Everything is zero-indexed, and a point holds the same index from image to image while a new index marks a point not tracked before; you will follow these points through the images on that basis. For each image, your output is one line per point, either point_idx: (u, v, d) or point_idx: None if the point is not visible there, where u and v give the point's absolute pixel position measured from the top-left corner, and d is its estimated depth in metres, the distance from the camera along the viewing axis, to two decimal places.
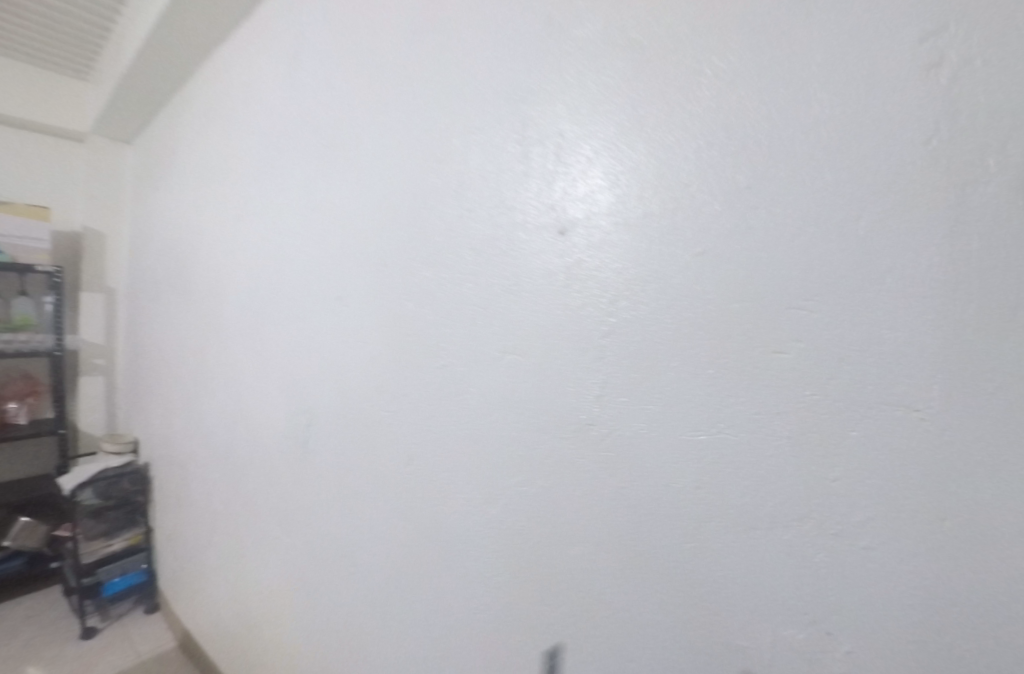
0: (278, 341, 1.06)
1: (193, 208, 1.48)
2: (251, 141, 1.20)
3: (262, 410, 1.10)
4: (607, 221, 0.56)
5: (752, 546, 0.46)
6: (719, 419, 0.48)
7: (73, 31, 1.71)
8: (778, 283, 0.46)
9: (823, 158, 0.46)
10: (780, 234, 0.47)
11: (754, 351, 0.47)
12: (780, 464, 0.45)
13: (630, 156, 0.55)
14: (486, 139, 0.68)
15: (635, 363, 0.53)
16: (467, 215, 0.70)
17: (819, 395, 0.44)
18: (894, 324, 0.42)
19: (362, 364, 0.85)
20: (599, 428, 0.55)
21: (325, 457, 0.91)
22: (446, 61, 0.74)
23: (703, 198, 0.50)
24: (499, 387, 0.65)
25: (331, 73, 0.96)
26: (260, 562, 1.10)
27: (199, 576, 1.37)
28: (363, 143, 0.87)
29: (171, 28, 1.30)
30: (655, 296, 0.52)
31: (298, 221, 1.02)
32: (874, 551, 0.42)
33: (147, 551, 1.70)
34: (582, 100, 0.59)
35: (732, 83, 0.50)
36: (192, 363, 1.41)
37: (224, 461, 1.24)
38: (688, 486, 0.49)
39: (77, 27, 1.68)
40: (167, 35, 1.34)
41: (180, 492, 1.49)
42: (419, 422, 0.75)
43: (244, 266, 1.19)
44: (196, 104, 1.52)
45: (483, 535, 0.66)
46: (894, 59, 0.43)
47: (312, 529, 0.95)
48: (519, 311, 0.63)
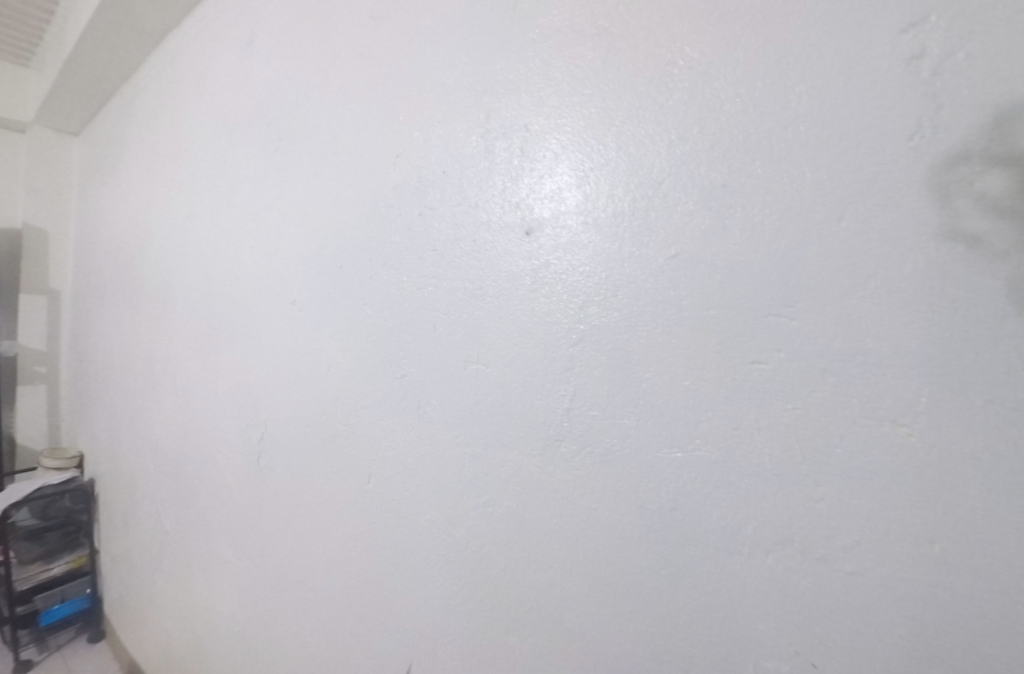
0: (229, 349, 0.98)
1: (140, 205, 1.38)
2: (202, 134, 1.12)
3: (213, 423, 1.03)
4: (575, 221, 0.52)
5: (732, 571, 0.43)
6: (698, 435, 0.45)
7: (11, 13, 1.59)
8: (756, 289, 0.43)
9: (800, 154, 0.42)
10: (758, 236, 0.43)
11: (733, 362, 0.44)
12: (761, 484, 0.42)
13: (599, 152, 0.51)
14: (448, 133, 0.64)
15: (606, 374, 0.49)
16: (428, 214, 0.65)
17: (802, 409, 0.41)
18: (878, 333, 0.39)
19: (318, 374, 0.79)
20: (569, 444, 0.51)
21: (280, 474, 0.85)
22: (406, 48, 0.70)
23: (675, 197, 0.47)
24: (462, 399, 0.60)
25: (285, 61, 0.89)
26: (211, 586, 1.03)
27: (147, 600, 1.27)
28: (319, 136, 0.81)
29: (115, 11, 1.21)
30: (626, 301, 0.48)
31: (250, 220, 0.95)
32: (860, 577, 0.39)
33: (91, 576, 1.60)
34: (550, 92, 0.55)
35: (705, 74, 0.47)
36: (139, 372, 1.32)
37: (173, 477, 1.15)
38: (664, 507, 0.46)
39: (16, 9, 1.57)
40: (109, 19, 1.24)
41: (126, 510, 1.39)
42: (378, 437, 0.69)
43: (193, 267, 1.11)
44: (144, 95, 1.42)
45: (446, 559, 0.61)
46: (876, 48, 0.40)
47: (266, 552, 0.88)
48: (484, 317, 0.59)
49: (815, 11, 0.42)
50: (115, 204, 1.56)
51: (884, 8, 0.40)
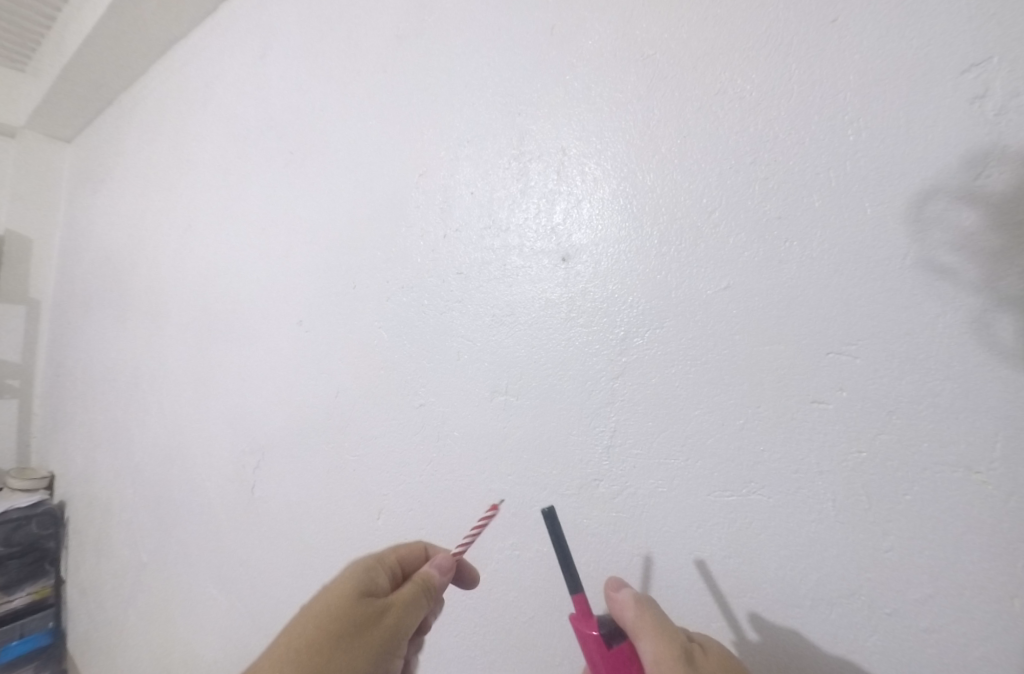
0: (226, 368, 0.94)
1: (136, 216, 1.34)
2: (207, 146, 1.10)
3: (204, 446, 0.97)
4: (616, 248, 0.50)
5: (792, 625, 0.41)
6: (752, 479, 0.43)
7: (10, 17, 1.56)
8: (815, 326, 0.41)
9: (859, 190, 0.40)
10: (816, 271, 0.42)
11: (789, 402, 0.42)
12: (823, 532, 0.40)
13: (642, 180, 0.50)
14: (477, 153, 0.62)
15: (652, 411, 0.48)
16: (452, 235, 0.63)
17: (867, 454, 0.39)
18: (949, 375, 0.37)
19: (325, 398, 0.75)
20: (609, 486, 0.49)
21: (277, 504, 0.80)
22: (433, 68, 0.68)
23: (726, 229, 0.45)
24: (490, 431, 0.58)
25: (301, 76, 0.88)
26: (191, 623, 0.95)
27: (118, 637, 1.18)
28: (335, 153, 0.79)
29: (125, 19, 1.20)
30: (673, 336, 0.47)
31: (256, 236, 0.92)
32: (935, 635, 0.36)
33: (57, 607, 1.50)
34: (588, 115, 0.54)
35: (757, 105, 0.45)
36: (124, 389, 1.25)
37: (157, 503, 1.08)
38: (715, 555, 0.44)
39: (20, 13, 1.54)
40: (116, 26, 1.22)
41: (100, 537, 1.30)
42: (392, 467, 0.66)
43: (191, 282, 1.07)
44: (146, 103, 1.39)
45: (470, 600, 0.58)
46: (938, 77, 0.38)
47: (256, 589, 0.82)
48: (515, 344, 0.57)
49: (872, 43, 0.41)
50: (108, 214, 1.52)
51: (946, 35, 0.38)
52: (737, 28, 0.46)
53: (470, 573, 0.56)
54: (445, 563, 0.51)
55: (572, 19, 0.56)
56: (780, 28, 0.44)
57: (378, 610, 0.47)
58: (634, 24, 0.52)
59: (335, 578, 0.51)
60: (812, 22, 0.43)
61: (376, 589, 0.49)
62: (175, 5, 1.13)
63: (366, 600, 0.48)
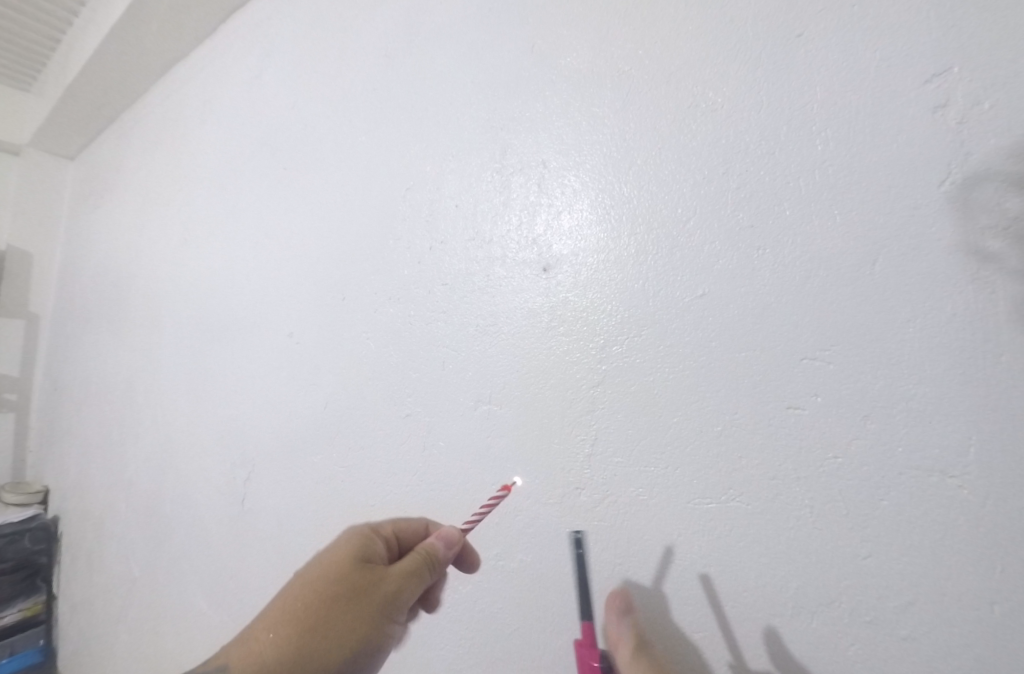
0: (217, 380, 0.94)
1: (134, 230, 1.36)
2: (204, 162, 1.12)
3: (194, 459, 0.97)
4: (595, 258, 0.51)
5: (774, 634, 0.41)
6: (730, 485, 0.43)
7: (14, 38, 1.60)
8: (790, 331, 0.42)
9: (830, 198, 0.41)
10: (789, 278, 0.42)
11: (766, 407, 0.42)
12: (802, 538, 0.40)
13: (619, 191, 0.51)
14: (461, 166, 0.63)
15: (631, 417, 0.48)
16: (438, 247, 0.64)
17: (843, 458, 0.39)
18: (921, 378, 0.37)
19: (314, 410, 0.75)
20: (590, 493, 0.49)
21: (266, 517, 0.80)
22: (419, 86, 0.70)
23: (702, 238, 0.46)
24: (475, 440, 0.58)
25: (294, 94, 0.90)
26: (181, 639, 0.95)
27: (108, 656, 1.17)
28: (327, 166, 0.80)
29: (126, 41, 1.23)
30: (652, 343, 0.47)
31: (249, 249, 0.93)
32: (916, 642, 0.36)
33: (48, 625, 1.48)
34: (568, 130, 0.55)
35: (729, 118, 0.46)
36: (118, 403, 1.25)
37: (148, 516, 1.08)
38: (696, 563, 0.44)
39: (28, 36, 1.58)
40: (116, 47, 1.25)
41: (92, 553, 1.29)
42: (378, 479, 0.66)
43: (185, 294, 1.08)
44: (146, 122, 1.41)
45: (455, 613, 0.58)
46: (900, 93, 0.39)
47: (246, 602, 0.82)
48: (497, 353, 0.57)
49: (838, 59, 0.42)
50: (107, 230, 1.54)
51: (906, 52, 0.39)
52: (709, 46, 0.48)
53: (472, 554, 0.54)
54: (451, 537, 0.49)
55: (552, 37, 0.58)
56: (749, 46, 0.46)
57: (381, 585, 0.46)
58: (611, 43, 0.53)
59: (331, 548, 0.50)
60: (779, 40, 0.44)
61: (375, 557, 0.48)
62: (177, 28, 1.16)
63: (365, 571, 0.47)
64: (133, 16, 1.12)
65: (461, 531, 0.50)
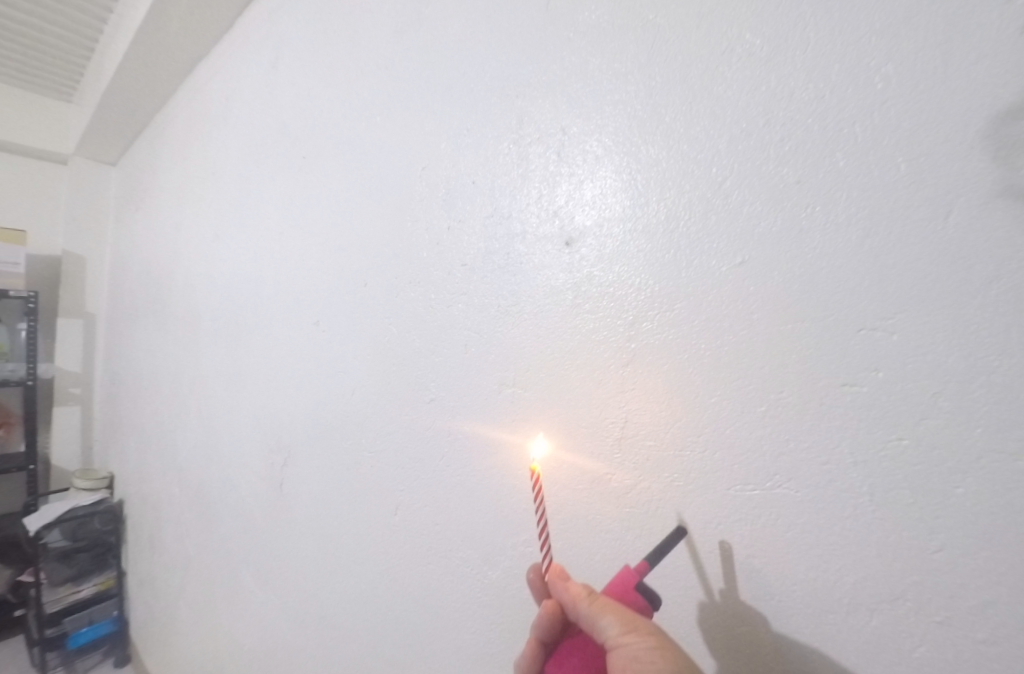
0: (252, 371, 0.96)
1: (171, 229, 1.40)
2: (229, 157, 1.13)
3: (235, 447, 1.00)
4: (620, 228, 0.47)
5: (826, 632, 0.37)
6: (776, 471, 0.39)
7: (52, 50, 1.65)
8: (845, 299, 0.37)
9: (892, 144, 0.36)
10: (842, 238, 0.37)
11: (818, 385, 0.38)
12: (860, 529, 0.36)
13: (646, 153, 0.46)
14: (477, 140, 0.60)
15: (665, 399, 0.44)
16: (456, 227, 0.61)
17: (909, 441, 0.35)
18: (1006, 347, 0.32)
19: (341, 399, 0.75)
20: (621, 480, 0.47)
21: (303, 501, 0.82)
22: (431, 62, 0.66)
23: (740, 198, 0.41)
24: (500, 425, 0.56)
25: (309, 81, 0.88)
26: (232, 615, 1.00)
27: (171, 629, 1.25)
28: (343, 154, 0.79)
29: (150, 43, 1.24)
30: (687, 318, 0.44)
31: (274, 241, 0.93)
32: (998, 648, 0.32)
33: (119, 598, 1.61)
34: (588, 91, 0.51)
35: (769, 62, 0.41)
36: (166, 394, 1.31)
37: (197, 500, 1.13)
38: (738, 554, 0.41)
39: (64, 49, 1.63)
40: (139, 51, 1.27)
41: (153, 534, 1.37)
42: (406, 465, 0.65)
43: (219, 288, 1.11)
44: (176, 122, 1.44)
45: (485, 598, 0.57)
46: (978, 11, 0.33)
47: (289, 582, 0.84)
48: (521, 335, 0.54)
49: None
50: (147, 229, 1.60)
51: None
52: None
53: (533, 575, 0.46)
54: None
55: None
56: None
57: None
58: None
59: None
60: None
61: None
62: (196, 26, 1.16)
63: None
64: (154, 17, 1.13)
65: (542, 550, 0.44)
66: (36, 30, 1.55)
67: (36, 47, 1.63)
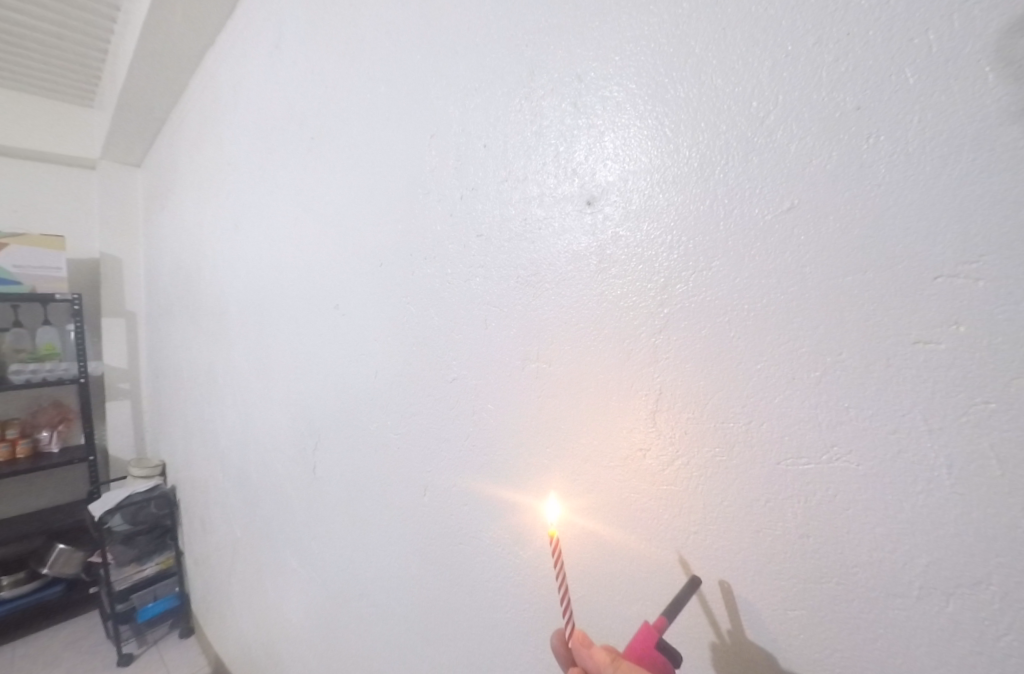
0: (279, 358, 0.97)
1: (195, 221, 1.41)
2: (242, 146, 1.11)
3: (269, 433, 1.02)
4: (646, 181, 0.43)
5: (892, 618, 0.33)
6: (835, 443, 0.35)
7: (69, 56, 1.66)
8: (917, 243, 0.32)
9: (974, 53, 0.30)
10: (912, 172, 0.32)
11: (883, 344, 0.33)
12: (936, 506, 0.32)
13: (674, 94, 0.41)
14: (487, 100, 0.56)
15: (704, 367, 0.40)
16: (470, 196, 0.58)
17: (995, 404, 0.30)
18: None
19: (365, 382, 0.74)
20: (657, 456, 0.43)
21: (334, 484, 0.82)
22: (434, 26, 0.62)
23: (786, 135, 0.36)
24: (526, 401, 0.53)
25: (313, 57, 0.84)
26: (278, 592, 1.03)
27: (225, 605, 1.32)
28: (351, 131, 0.76)
29: (156, 39, 1.22)
30: (725, 277, 0.39)
31: (291, 226, 0.92)
32: None
33: (179, 575, 1.72)
34: (606, 31, 0.45)
35: None
36: (203, 384, 1.34)
37: (238, 484, 1.17)
38: (791, 534, 0.37)
39: (80, 53, 1.64)
40: (148, 48, 1.25)
41: (202, 517, 1.44)
42: (432, 445, 0.64)
43: (243, 278, 1.11)
44: (190, 114, 1.43)
45: (516, 579, 0.55)
46: None
47: (327, 563, 0.86)
48: (543, 305, 0.51)
49: None
50: (174, 225, 1.62)
51: None
52: None
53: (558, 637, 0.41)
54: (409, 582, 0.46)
55: None
56: None
57: None
58: None
59: None
60: None
61: None
62: (199, 16, 1.13)
63: None
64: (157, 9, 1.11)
65: (564, 618, 0.41)
66: (52, 37, 1.55)
67: (54, 54, 1.64)
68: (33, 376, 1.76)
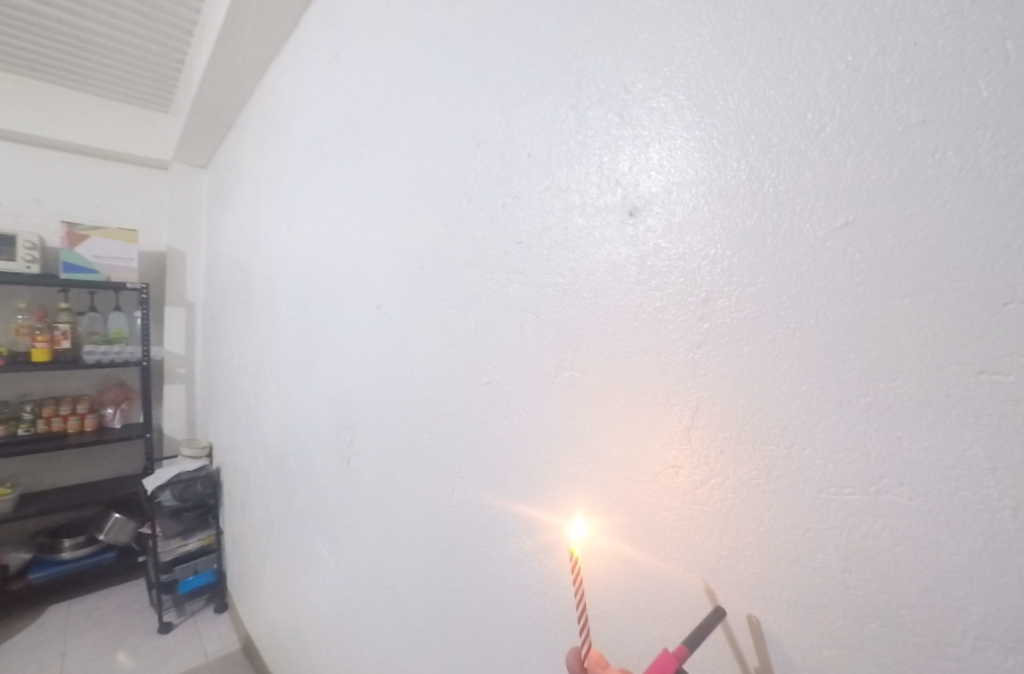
0: (322, 354, 1.00)
1: (252, 220, 1.49)
2: (299, 150, 1.16)
3: (309, 424, 1.06)
4: (692, 194, 0.42)
5: (941, 666, 0.31)
6: (882, 475, 0.33)
7: (150, 67, 1.79)
8: (987, 267, 0.30)
9: None
10: (985, 190, 0.30)
11: (942, 373, 0.31)
12: (997, 550, 0.29)
13: (724, 105, 0.40)
14: (534, 110, 0.56)
15: (744, 386, 0.39)
16: (512, 203, 0.58)
17: None
18: None
19: (401, 381, 0.76)
20: (689, 475, 0.42)
21: (367, 478, 0.84)
22: (484, 43, 0.63)
23: (844, 148, 0.35)
24: (557, 410, 0.53)
25: (368, 67, 0.88)
26: (308, 579, 1.07)
27: (258, 586, 1.37)
28: (401, 139, 0.78)
29: (228, 51, 1.30)
30: (771, 293, 0.38)
31: (340, 227, 0.96)
32: None
33: (219, 553, 1.81)
34: (656, 42, 0.45)
35: None
36: (251, 373, 1.41)
37: (277, 471, 1.22)
38: (830, 567, 0.35)
39: (160, 64, 1.77)
40: (220, 58, 1.34)
41: (242, 500, 1.50)
42: (462, 447, 0.65)
43: (292, 276, 1.16)
44: (254, 119, 1.52)
45: (538, 587, 0.55)
46: None
47: (355, 556, 0.89)
48: (580, 314, 0.51)
49: None
50: (233, 221, 1.71)
51: None
52: None
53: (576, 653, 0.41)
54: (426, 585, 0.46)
55: None
56: None
57: None
58: None
59: None
60: None
61: None
62: (268, 30, 1.20)
63: None
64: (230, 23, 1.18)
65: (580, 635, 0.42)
66: (137, 50, 1.69)
67: (138, 64, 1.78)
68: (102, 356, 1.90)
